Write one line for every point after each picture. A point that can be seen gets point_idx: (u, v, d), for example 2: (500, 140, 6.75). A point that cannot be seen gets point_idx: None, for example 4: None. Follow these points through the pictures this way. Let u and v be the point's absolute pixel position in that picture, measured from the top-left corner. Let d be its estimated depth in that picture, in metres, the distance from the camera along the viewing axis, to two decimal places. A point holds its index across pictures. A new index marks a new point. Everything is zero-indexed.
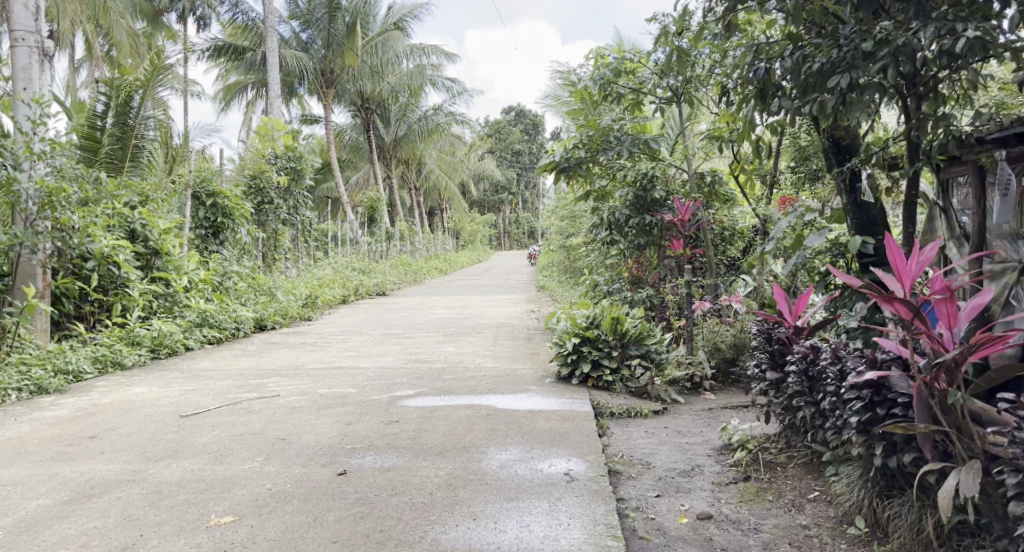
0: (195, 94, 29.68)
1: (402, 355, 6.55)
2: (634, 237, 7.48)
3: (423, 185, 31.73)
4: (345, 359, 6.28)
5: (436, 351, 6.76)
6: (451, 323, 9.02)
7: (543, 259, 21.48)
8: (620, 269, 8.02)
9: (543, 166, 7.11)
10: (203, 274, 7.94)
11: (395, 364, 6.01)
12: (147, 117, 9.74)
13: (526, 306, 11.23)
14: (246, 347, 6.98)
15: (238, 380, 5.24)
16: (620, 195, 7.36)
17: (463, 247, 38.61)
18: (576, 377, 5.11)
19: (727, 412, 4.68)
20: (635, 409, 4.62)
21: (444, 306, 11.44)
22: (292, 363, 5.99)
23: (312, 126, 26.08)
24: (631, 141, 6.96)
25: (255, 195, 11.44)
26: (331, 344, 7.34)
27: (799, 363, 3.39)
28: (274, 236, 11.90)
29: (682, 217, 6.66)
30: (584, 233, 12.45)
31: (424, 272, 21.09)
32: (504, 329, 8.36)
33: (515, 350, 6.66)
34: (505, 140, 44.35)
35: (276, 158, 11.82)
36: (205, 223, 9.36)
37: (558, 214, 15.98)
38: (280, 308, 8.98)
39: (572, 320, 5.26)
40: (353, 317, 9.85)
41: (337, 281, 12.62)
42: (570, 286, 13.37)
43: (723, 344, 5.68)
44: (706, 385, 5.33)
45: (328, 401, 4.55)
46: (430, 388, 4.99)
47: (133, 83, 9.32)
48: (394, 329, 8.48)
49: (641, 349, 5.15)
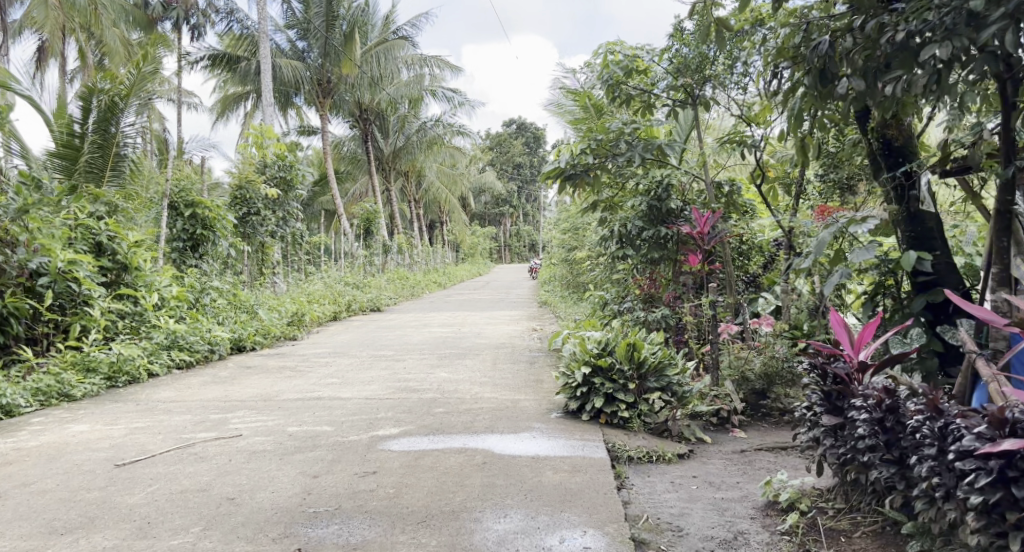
0: (193, 106, 29.22)
1: (391, 382, 5.88)
2: (647, 251, 6.77)
3: (422, 197, 31.09)
4: (326, 387, 5.61)
5: (428, 377, 6.10)
6: (448, 343, 8.34)
7: (545, 273, 20.80)
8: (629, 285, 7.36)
9: (547, 172, 6.48)
10: (176, 291, 7.31)
11: (381, 393, 5.35)
12: (132, 127, 9.04)
13: (528, 324, 10.55)
14: (218, 372, 6.32)
15: (198, 415, 4.58)
16: (633, 205, 6.71)
17: (462, 260, 37.91)
18: (588, 412, 4.47)
19: (765, 458, 4.03)
20: (656, 453, 3.97)
21: (440, 324, 10.76)
22: (266, 393, 5.32)
23: (309, 137, 25.51)
24: (646, 145, 6.31)
25: (241, 206, 10.81)
26: (314, 368, 6.68)
27: (873, 409, 2.75)
28: (261, 250, 11.26)
29: (702, 230, 6.01)
30: (589, 246, 11.79)
31: (422, 286, 20.42)
32: (504, 351, 7.67)
33: (516, 376, 5.98)
34: (506, 153, 43.72)
35: (264, 167, 11.24)
36: (183, 235, 8.68)
37: (561, 227, 15.33)
38: (262, 327, 8.31)
39: (582, 346, 4.63)
40: (342, 337, 9.18)
41: (328, 296, 11.94)
42: (574, 302, 12.72)
43: (751, 373, 5.03)
44: (735, 421, 4.69)
45: (297, 444, 3.89)
46: (418, 425, 4.31)
47: (114, 92, 8.66)
48: (386, 350, 7.81)
49: (661, 380, 4.50)
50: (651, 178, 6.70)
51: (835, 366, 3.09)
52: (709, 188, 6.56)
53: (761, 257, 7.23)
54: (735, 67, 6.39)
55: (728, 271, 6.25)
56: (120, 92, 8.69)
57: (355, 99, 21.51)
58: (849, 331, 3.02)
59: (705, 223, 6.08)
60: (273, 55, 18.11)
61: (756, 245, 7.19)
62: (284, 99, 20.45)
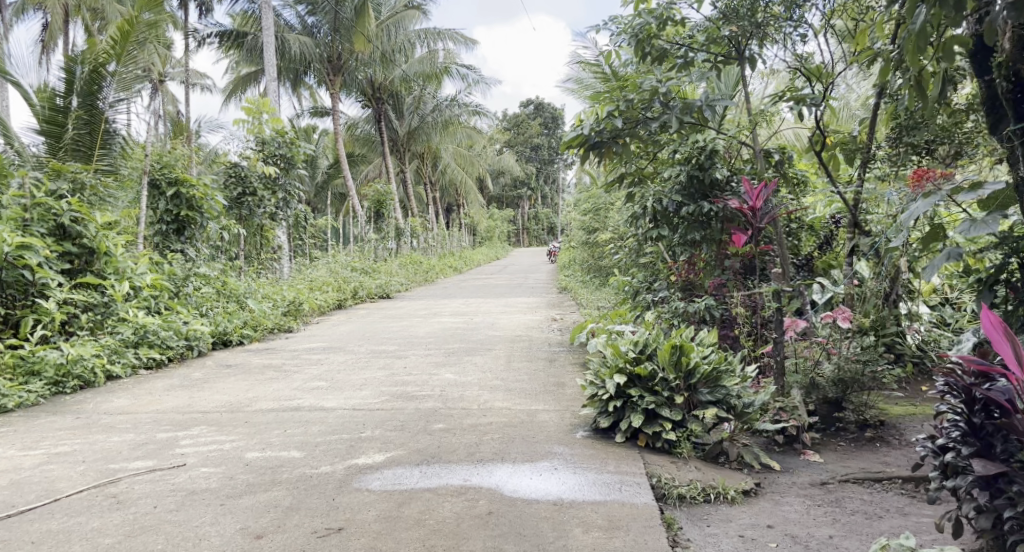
0: (206, 88, 28.36)
1: (386, 386, 5.01)
2: (683, 231, 5.77)
3: (438, 180, 30.15)
4: (308, 394, 4.75)
5: (430, 380, 5.23)
6: (457, 336, 7.48)
7: (565, 257, 19.85)
8: (659, 270, 6.47)
9: (568, 141, 5.57)
10: (153, 278, 6.41)
11: (373, 402, 4.48)
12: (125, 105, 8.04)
13: (548, 313, 9.64)
14: (190, 372, 5.48)
15: (142, 433, 3.73)
16: (670, 175, 5.78)
17: (479, 245, 36.93)
18: (622, 433, 3.56)
19: (854, 495, 3.18)
20: (715, 490, 3.09)
21: (451, 313, 9.89)
22: (235, 401, 4.46)
23: (321, 118, 24.62)
24: (686, 104, 5.33)
25: (235, 186, 9.98)
26: (302, 367, 5.83)
27: None
28: (259, 233, 10.41)
29: (754, 204, 5.10)
30: (614, 229, 10.85)
31: (437, 271, 19.61)
32: (521, 347, 6.76)
33: (532, 380, 5.10)
34: (524, 134, 42.61)
35: (262, 145, 10.41)
36: (167, 216, 7.82)
37: (582, 208, 14.37)
38: (251, 318, 7.45)
39: (614, 349, 3.77)
40: (342, 329, 8.34)
41: (331, 283, 11.09)
42: (597, 289, 11.83)
43: (822, 378, 4.07)
44: (806, 441, 3.80)
45: (250, 479, 3.04)
46: (409, 450, 3.45)
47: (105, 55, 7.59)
48: (387, 345, 6.95)
49: (715, 392, 3.58)
50: (691, 142, 5.71)
51: (989, 391, 2.25)
52: (759, 156, 5.61)
53: (813, 237, 6.32)
54: (792, 13, 5.41)
55: (782, 254, 5.32)
56: (101, 60, 7.65)
57: (368, 77, 20.62)
58: (1014, 339, 2.13)
59: (758, 197, 5.15)
60: (279, 31, 17.16)
61: (807, 224, 6.27)
62: (294, 78, 19.57)
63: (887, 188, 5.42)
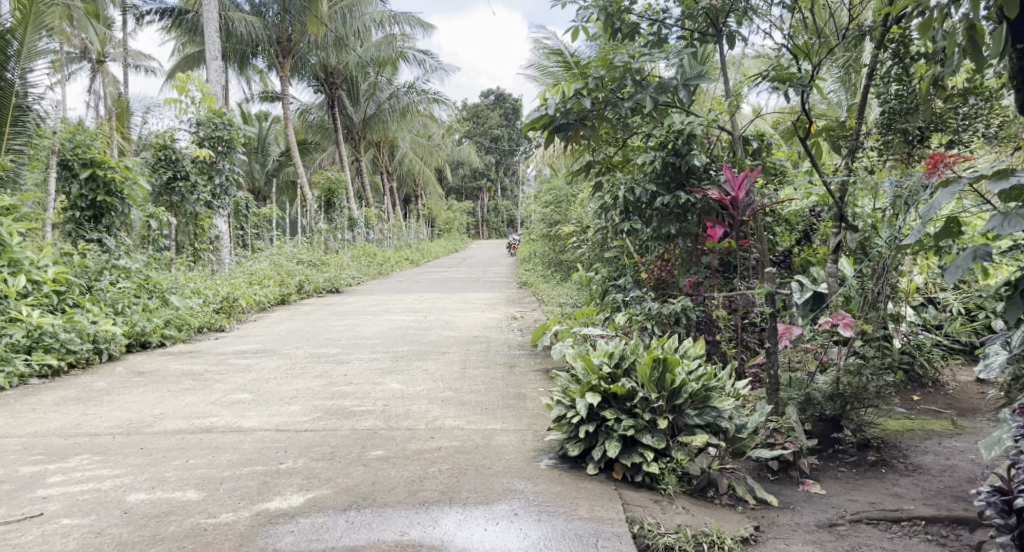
0: (150, 70, 26.88)
1: (319, 399, 4.35)
2: (659, 224, 5.21)
3: (394, 169, 29.27)
4: (226, 410, 4.05)
5: (371, 391, 4.59)
6: (407, 336, 6.84)
7: (526, 249, 19.24)
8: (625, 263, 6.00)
9: (530, 123, 5.01)
10: (56, 271, 5.63)
11: (300, 421, 3.83)
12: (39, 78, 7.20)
13: (507, 310, 9.04)
14: (91, 382, 4.74)
15: (4, 465, 3.04)
16: (643, 162, 5.10)
17: (437, 237, 36.07)
18: (594, 464, 3.00)
19: (870, 543, 2.68)
20: (709, 539, 2.56)
21: (403, 311, 9.20)
22: (136, 420, 3.76)
23: (271, 103, 23.55)
24: (659, 84, 4.84)
25: (166, 170, 9.17)
26: (226, 374, 5.11)
27: None
28: (193, 222, 9.55)
29: (736, 195, 4.63)
30: (577, 222, 10.28)
31: (392, 264, 18.88)
32: (478, 350, 6.13)
33: (488, 392, 4.50)
34: (484, 124, 41.80)
35: (195, 126, 9.56)
36: (81, 202, 6.98)
37: (543, 200, 13.80)
38: (176, 316, 6.69)
39: (585, 362, 3.21)
40: (281, 328, 7.62)
41: (273, 276, 10.27)
42: (559, 284, 11.27)
43: (819, 393, 3.55)
44: (804, 468, 3.28)
45: (124, 535, 2.43)
46: (335, 489, 2.83)
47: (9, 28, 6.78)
48: (329, 348, 6.27)
49: (705, 415, 3.01)
50: (667, 126, 5.08)
51: None
52: (738, 141, 5.13)
53: (790, 231, 5.89)
54: None
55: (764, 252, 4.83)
56: (11, 28, 6.83)
57: (320, 60, 19.67)
58: None
59: (739, 187, 4.68)
60: (223, 9, 16.14)
61: (784, 217, 5.85)
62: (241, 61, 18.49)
63: (887, 176, 4.91)
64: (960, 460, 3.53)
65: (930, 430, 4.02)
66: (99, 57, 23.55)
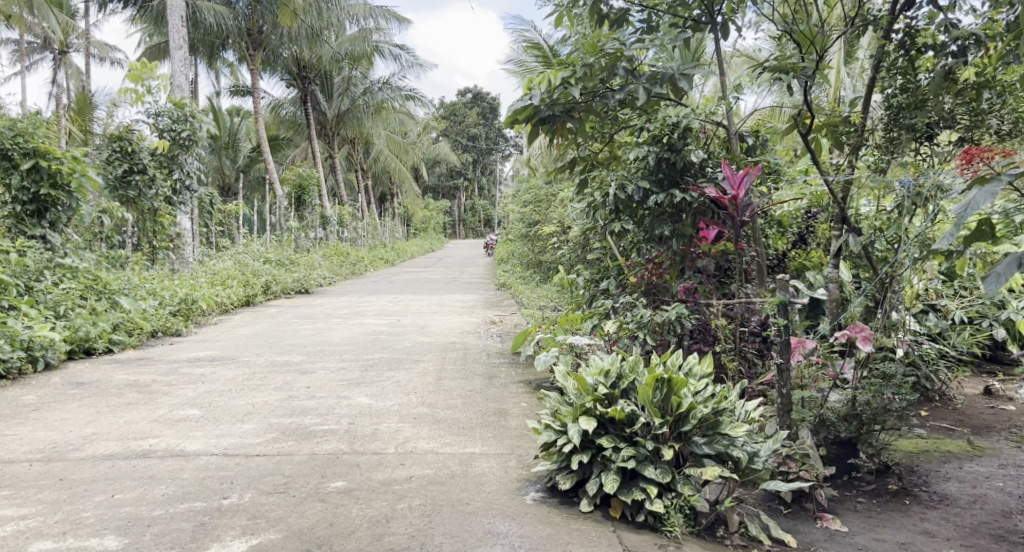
0: (114, 61, 26.03)
1: (276, 416, 3.91)
2: (650, 225, 4.83)
3: (369, 167, 28.70)
4: (169, 430, 3.59)
5: (335, 407, 4.15)
6: (378, 342, 6.40)
7: (504, 249, 18.81)
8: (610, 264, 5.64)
9: (512, 116, 4.61)
10: None
11: (252, 444, 3.39)
12: None
13: (484, 314, 8.62)
14: (20, 396, 4.24)
15: None
16: (636, 157, 4.68)
17: (412, 236, 35.50)
18: (589, 500, 2.61)
19: None
20: None
21: (375, 314, 8.73)
22: (61, 442, 3.29)
23: (242, 97, 22.87)
24: (653, 74, 4.45)
25: (120, 162, 8.60)
26: (176, 386, 4.64)
27: None
28: (152, 218, 9.01)
29: (737, 194, 4.25)
30: (558, 222, 9.90)
31: (366, 263, 18.36)
32: (454, 358, 5.71)
33: (465, 408, 4.09)
34: (461, 123, 41.31)
35: (155, 117, 9.05)
36: (23, 195, 6.43)
37: (521, 199, 13.41)
38: (125, 320, 6.17)
39: (578, 381, 2.84)
40: (243, 332, 7.12)
41: (237, 276, 9.74)
42: (538, 286, 10.89)
43: (833, 414, 3.22)
44: (822, 501, 2.92)
45: None
46: (285, 534, 2.42)
47: None
48: (292, 355, 5.80)
49: (714, 443, 2.63)
50: (662, 118, 4.66)
51: None
52: (733, 137, 4.67)
53: (784, 235, 5.54)
54: None
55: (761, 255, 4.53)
56: None
57: (292, 54, 19.09)
58: None
59: (739, 186, 4.28)
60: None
61: (776, 219, 5.50)
62: (210, 55, 17.86)
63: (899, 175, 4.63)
64: (988, 488, 3.17)
65: (948, 453, 3.63)
66: (62, 47, 22.75)
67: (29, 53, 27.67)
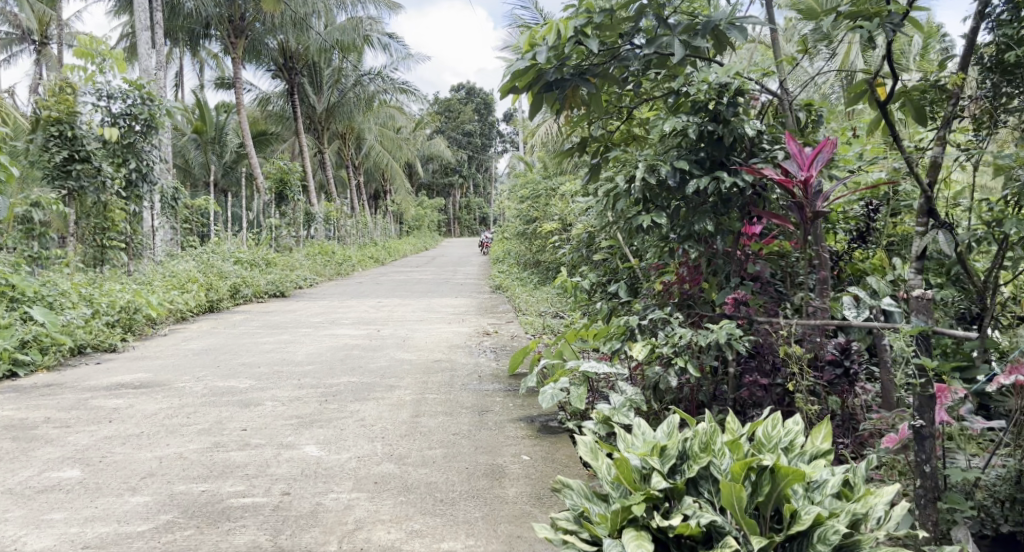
0: None
1: (184, 480, 2.85)
2: (686, 219, 3.70)
3: (361, 163, 27.57)
4: (19, 509, 2.53)
5: (271, 462, 3.09)
6: (348, 362, 5.32)
7: (500, 248, 17.66)
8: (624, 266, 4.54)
9: (509, 83, 3.52)
10: None
11: (129, 536, 2.35)
12: None
13: (478, 323, 7.53)
14: None
15: None
16: (672, 129, 3.56)
17: (406, 234, 34.43)
18: None
19: None
20: None
21: (353, 322, 7.62)
22: None
23: (226, 89, 21.71)
24: (692, 23, 3.33)
25: (59, 149, 7.49)
26: (71, 428, 3.55)
27: None
28: (100, 212, 7.92)
29: (806, 171, 3.20)
30: (561, 220, 8.80)
31: (353, 263, 17.29)
32: (438, 383, 4.63)
33: (446, 465, 3.02)
34: (456, 119, 40.11)
35: (107, 99, 7.95)
36: None
37: (518, 195, 12.32)
38: (40, 335, 5.09)
39: (625, 472, 1.96)
40: (192, 346, 6.05)
41: (200, 279, 8.65)
42: (538, 290, 9.80)
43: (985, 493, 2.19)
44: None
45: None
46: None
47: None
48: (238, 380, 4.70)
49: None
50: (704, 79, 3.52)
51: None
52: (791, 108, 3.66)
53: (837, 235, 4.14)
54: None
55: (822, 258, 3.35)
56: None
57: (279, 43, 17.95)
58: None
59: (809, 164, 3.21)
60: None
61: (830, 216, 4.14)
62: (190, 43, 16.69)
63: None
64: None
65: None
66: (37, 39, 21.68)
67: (9, 46, 26.58)
